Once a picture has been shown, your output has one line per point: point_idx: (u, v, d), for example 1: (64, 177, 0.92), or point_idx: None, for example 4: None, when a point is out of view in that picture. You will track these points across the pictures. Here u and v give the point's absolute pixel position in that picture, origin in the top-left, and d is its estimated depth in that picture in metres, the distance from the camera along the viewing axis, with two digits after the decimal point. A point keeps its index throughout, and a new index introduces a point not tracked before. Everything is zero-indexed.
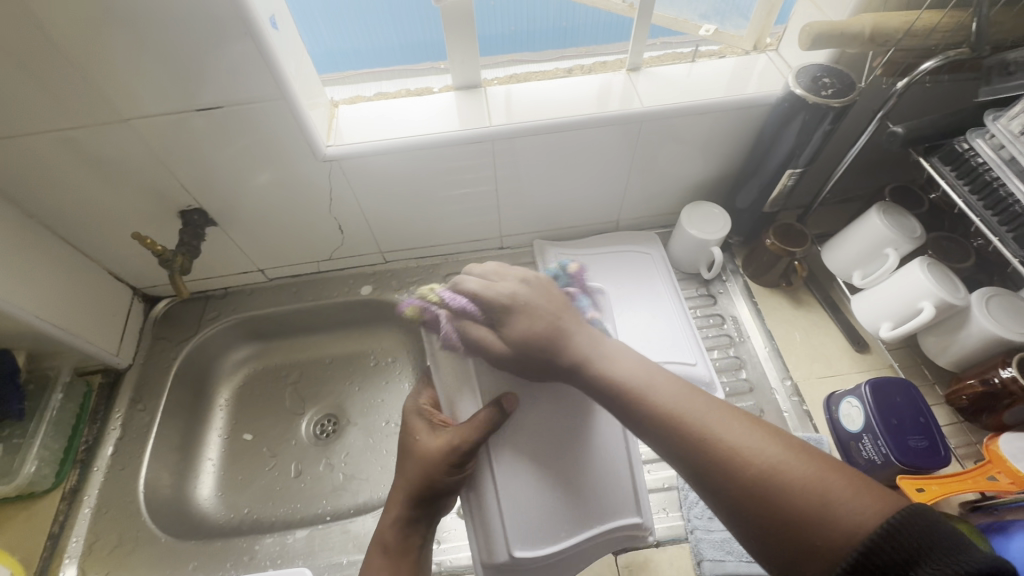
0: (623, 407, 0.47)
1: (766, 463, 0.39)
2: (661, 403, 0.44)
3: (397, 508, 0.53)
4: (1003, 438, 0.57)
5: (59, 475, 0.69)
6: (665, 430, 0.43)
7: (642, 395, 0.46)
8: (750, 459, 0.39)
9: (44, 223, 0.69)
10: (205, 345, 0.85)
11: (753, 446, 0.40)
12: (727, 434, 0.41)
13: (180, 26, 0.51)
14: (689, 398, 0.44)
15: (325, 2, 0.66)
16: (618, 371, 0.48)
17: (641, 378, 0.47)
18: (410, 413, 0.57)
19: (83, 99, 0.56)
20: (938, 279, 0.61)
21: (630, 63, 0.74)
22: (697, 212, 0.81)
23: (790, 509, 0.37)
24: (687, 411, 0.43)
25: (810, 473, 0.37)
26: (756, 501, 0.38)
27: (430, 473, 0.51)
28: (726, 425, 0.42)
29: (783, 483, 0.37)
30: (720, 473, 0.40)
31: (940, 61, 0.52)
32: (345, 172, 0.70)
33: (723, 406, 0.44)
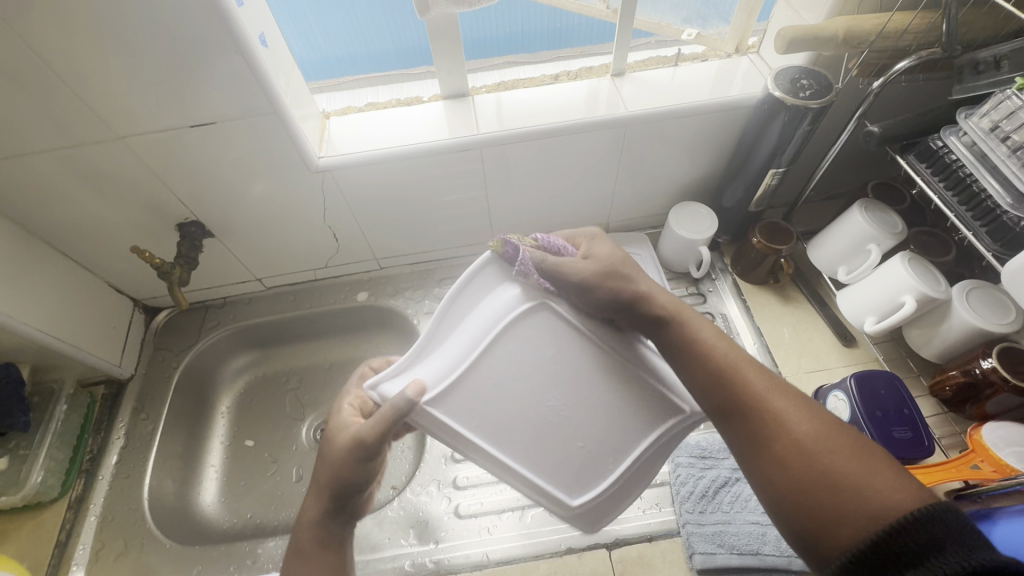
0: (681, 367, 0.48)
1: (810, 430, 0.39)
2: (721, 362, 0.45)
3: (312, 503, 0.49)
4: (986, 427, 0.58)
5: (65, 484, 0.70)
6: (717, 387, 0.45)
7: (700, 356, 0.47)
8: (793, 425, 0.40)
9: (45, 238, 0.71)
10: (205, 354, 0.87)
11: (800, 415, 0.40)
12: (775, 400, 0.41)
13: (173, 46, 0.53)
14: (747, 362, 0.45)
15: (320, 11, 0.68)
16: (690, 329, 0.48)
17: (710, 339, 0.47)
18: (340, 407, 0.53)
19: (79, 117, 0.58)
20: (919, 274, 0.62)
21: (614, 68, 0.75)
22: (684, 212, 0.82)
23: (827, 481, 0.37)
24: (740, 372, 0.44)
25: (853, 450, 0.37)
26: (791, 468, 0.38)
27: (342, 468, 0.48)
28: (775, 390, 0.42)
29: (821, 455, 0.37)
30: (762, 431, 0.41)
31: (913, 61, 0.54)
32: (337, 182, 0.72)
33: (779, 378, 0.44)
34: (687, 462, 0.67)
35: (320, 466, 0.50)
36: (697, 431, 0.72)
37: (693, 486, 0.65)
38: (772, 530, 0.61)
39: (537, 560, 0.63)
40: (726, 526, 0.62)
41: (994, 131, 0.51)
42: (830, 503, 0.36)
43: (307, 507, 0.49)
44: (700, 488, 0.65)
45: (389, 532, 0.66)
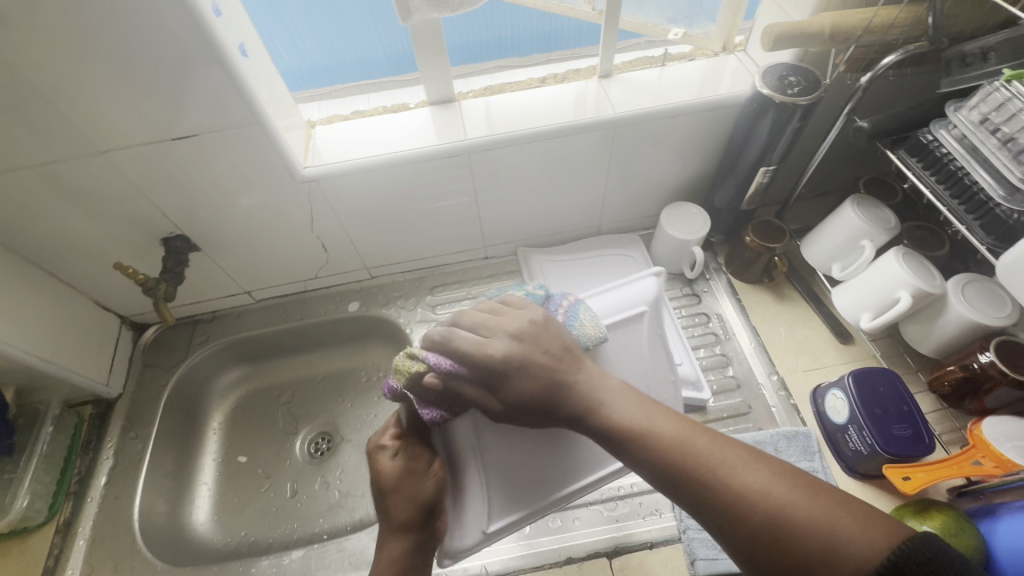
0: (621, 454, 0.42)
1: (778, 507, 0.35)
2: (670, 443, 0.40)
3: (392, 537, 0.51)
4: (987, 422, 0.57)
5: (52, 508, 0.69)
6: (670, 478, 0.39)
7: (640, 439, 0.41)
8: (761, 502, 0.36)
9: (27, 257, 0.69)
10: (194, 370, 0.85)
11: (764, 482, 0.36)
12: (735, 477, 0.37)
13: (149, 58, 0.52)
14: (692, 436, 0.40)
15: (310, 24, 0.68)
16: (612, 406, 0.43)
17: (635, 424, 0.41)
18: (371, 450, 0.54)
19: (56, 133, 0.56)
20: (914, 268, 0.62)
21: (601, 70, 0.75)
22: (676, 213, 0.81)
23: (809, 562, 0.33)
24: (693, 449, 0.39)
25: (815, 504, 0.35)
26: (774, 548, 0.35)
27: (410, 491, 0.51)
28: (733, 463, 0.38)
29: (801, 533, 0.34)
30: (730, 519, 0.36)
31: (901, 55, 0.53)
32: (324, 192, 0.71)
33: (727, 441, 0.39)
34: None
35: (384, 514, 0.52)
36: None
37: None
38: None
39: (537, 572, 0.62)
40: None
41: (984, 123, 0.50)
42: (810, 571, 0.33)
43: (385, 546, 0.51)
44: None
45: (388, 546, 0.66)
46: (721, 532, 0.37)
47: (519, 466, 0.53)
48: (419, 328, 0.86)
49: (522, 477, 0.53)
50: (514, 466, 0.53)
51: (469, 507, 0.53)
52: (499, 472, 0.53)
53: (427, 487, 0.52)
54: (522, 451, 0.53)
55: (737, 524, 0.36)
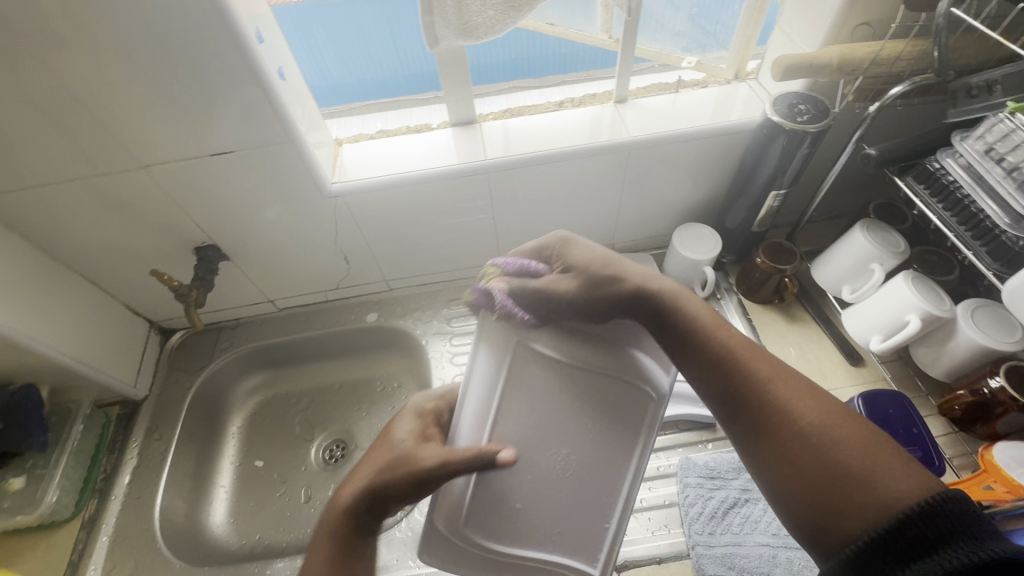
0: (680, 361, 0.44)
1: (819, 425, 0.39)
2: (730, 361, 0.43)
3: (346, 497, 0.44)
4: (998, 447, 0.58)
5: (78, 504, 0.71)
6: (719, 375, 0.43)
7: (704, 347, 0.44)
8: (803, 422, 0.39)
9: (68, 262, 0.73)
10: (216, 376, 0.88)
11: (812, 413, 0.39)
12: (787, 397, 0.40)
13: (195, 79, 0.56)
14: (761, 359, 0.43)
15: (331, 39, 0.71)
16: (692, 315, 0.45)
17: (705, 322, 0.45)
18: (409, 411, 0.48)
19: (106, 147, 0.61)
20: (923, 292, 0.63)
21: (616, 95, 0.78)
22: (688, 233, 0.83)
23: (840, 475, 0.37)
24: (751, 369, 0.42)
25: (858, 446, 0.38)
26: (804, 460, 0.38)
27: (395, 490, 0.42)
28: (787, 388, 0.41)
29: (835, 447, 0.38)
30: (769, 424, 0.40)
31: (908, 86, 0.56)
32: (349, 207, 0.74)
33: (789, 372, 0.42)
34: (695, 483, 0.67)
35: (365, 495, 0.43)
36: (705, 451, 0.72)
37: (702, 507, 0.65)
38: (782, 551, 0.60)
39: None
40: (735, 548, 0.61)
41: (989, 152, 0.52)
42: (834, 493, 0.37)
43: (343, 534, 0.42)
44: (710, 509, 0.65)
45: (397, 552, 0.67)
46: (762, 441, 0.40)
47: (563, 512, 0.46)
48: (435, 340, 0.88)
49: (565, 508, 0.46)
50: (554, 508, 0.46)
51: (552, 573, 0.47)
52: (546, 521, 0.46)
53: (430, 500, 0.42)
54: (556, 496, 0.45)
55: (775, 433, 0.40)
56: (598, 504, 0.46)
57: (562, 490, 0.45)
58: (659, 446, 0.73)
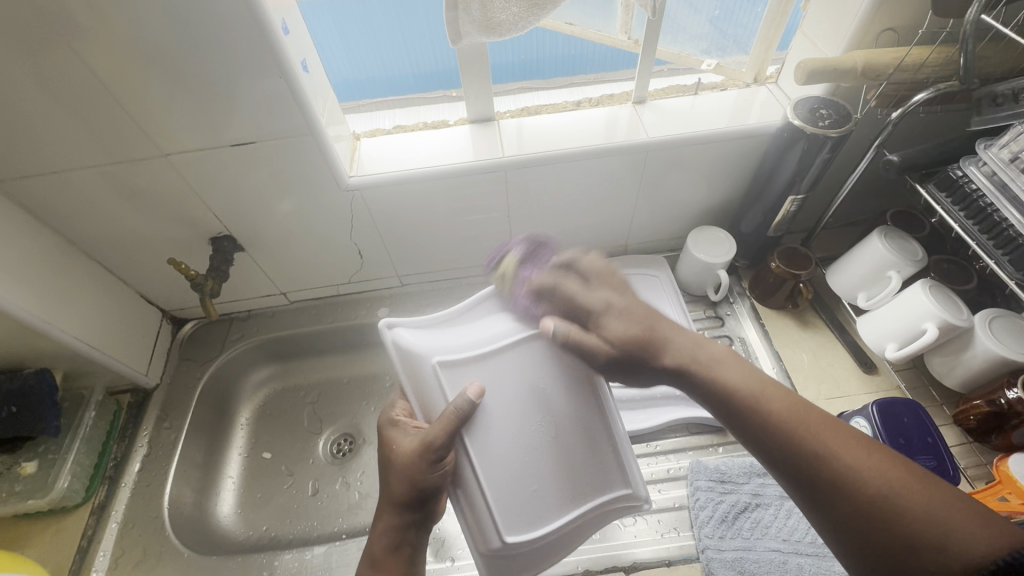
0: (734, 421, 0.46)
1: (878, 486, 0.39)
2: (777, 420, 0.43)
3: (383, 515, 0.52)
4: (1013, 459, 0.57)
5: (89, 490, 0.72)
6: (772, 438, 0.43)
7: (751, 406, 0.44)
8: (860, 483, 0.39)
9: (85, 248, 0.74)
10: (227, 366, 0.88)
11: (870, 469, 0.40)
12: (843, 454, 0.41)
13: (218, 68, 0.56)
14: (803, 412, 0.43)
15: (341, 31, 0.71)
16: (723, 374, 0.47)
17: (748, 389, 0.45)
18: (385, 425, 0.55)
19: (127, 134, 0.61)
20: (941, 301, 0.62)
21: (635, 96, 0.78)
22: (702, 236, 0.83)
23: (906, 537, 0.37)
24: (802, 427, 0.42)
25: (927, 505, 0.38)
26: (870, 520, 0.39)
27: (411, 476, 0.49)
28: (841, 444, 0.41)
29: (902, 510, 0.38)
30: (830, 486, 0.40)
31: (932, 93, 0.55)
32: (365, 201, 0.75)
33: (838, 425, 0.43)
34: (706, 486, 0.67)
35: (383, 485, 0.52)
36: (716, 454, 0.72)
37: (712, 511, 0.65)
38: (794, 558, 0.60)
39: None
40: (746, 553, 0.61)
41: (1014, 161, 0.52)
42: (910, 560, 0.37)
43: (381, 518, 0.52)
44: (720, 513, 0.64)
45: None
46: (821, 504, 0.41)
47: (567, 463, 0.51)
48: None
49: (581, 464, 0.52)
50: (569, 470, 0.51)
51: (602, 515, 0.52)
52: (570, 480, 0.51)
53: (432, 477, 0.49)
54: (562, 464, 0.51)
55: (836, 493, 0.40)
56: (599, 443, 0.52)
57: (567, 452, 0.52)
58: (669, 448, 0.72)
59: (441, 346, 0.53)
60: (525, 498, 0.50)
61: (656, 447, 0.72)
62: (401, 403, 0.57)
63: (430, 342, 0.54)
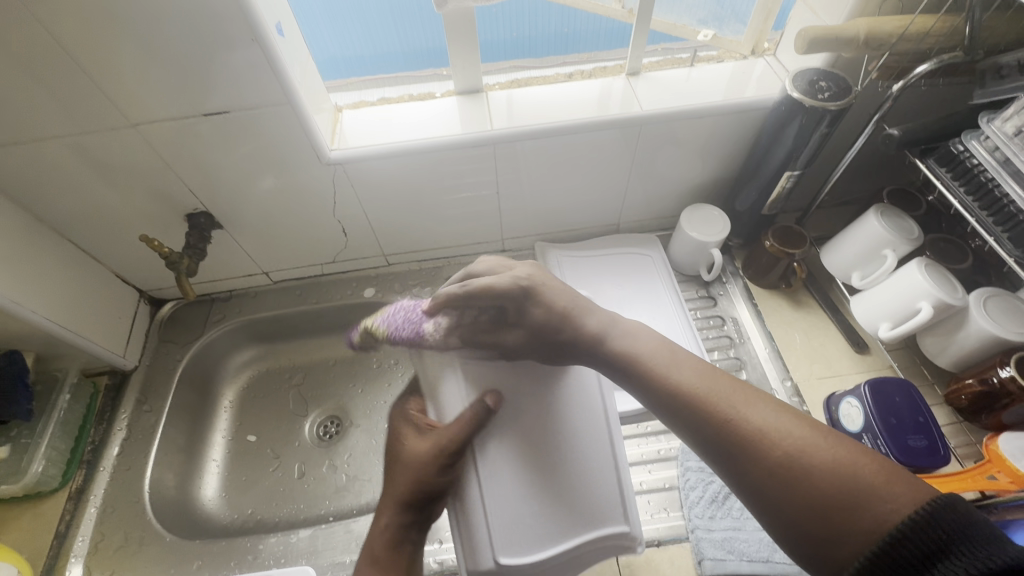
0: (648, 395, 0.47)
1: (794, 445, 0.39)
2: (693, 390, 0.44)
3: (383, 516, 0.51)
4: (1003, 438, 0.57)
5: (66, 475, 0.70)
6: (687, 410, 0.44)
7: (664, 378, 0.46)
8: (775, 442, 0.39)
9: (52, 224, 0.70)
10: (209, 348, 0.86)
11: (782, 429, 0.40)
12: (753, 415, 0.41)
13: (189, 33, 0.53)
14: (712, 380, 0.45)
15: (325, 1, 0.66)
16: (637, 350, 0.49)
17: (663, 361, 0.48)
18: (399, 423, 0.56)
19: (92, 103, 0.57)
20: (936, 280, 0.61)
21: (629, 67, 0.75)
22: (696, 214, 0.81)
23: (826, 497, 0.36)
24: (712, 393, 0.43)
25: (839, 461, 0.37)
26: (786, 483, 0.38)
27: (422, 473, 0.50)
28: (748, 404, 0.42)
29: (815, 467, 0.37)
30: (745, 452, 0.40)
31: (935, 64, 0.53)
32: (348, 175, 0.72)
33: (745, 387, 0.44)
34: (696, 466, 0.66)
35: (390, 484, 0.52)
36: None
37: (703, 491, 0.64)
38: None
39: None
40: (735, 533, 0.61)
41: (1018, 135, 0.50)
42: (831, 519, 0.35)
43: (381, 516, 0.51)
44: (711, 493, 0.64)
45: None
46: (737, 467, 0.40)
47: (577, 489, 0.52)
48: None
49: (588, 499, 0.52)
50: (576, 498, 0.52)
51: (604, 547, 0.52)
52: (573, 513, 0.51)
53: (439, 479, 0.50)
54: (573, 487, 0.52)
55: (754, 459, 0.39)
56: (608, 473, 0.53)
57: (574, 486, 0.52)
58: (660, 429, 0.72)
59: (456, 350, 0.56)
60: (528, 521, 0.50)
61: (647, 428, 0.72)
62: (416, 401, 0.58)
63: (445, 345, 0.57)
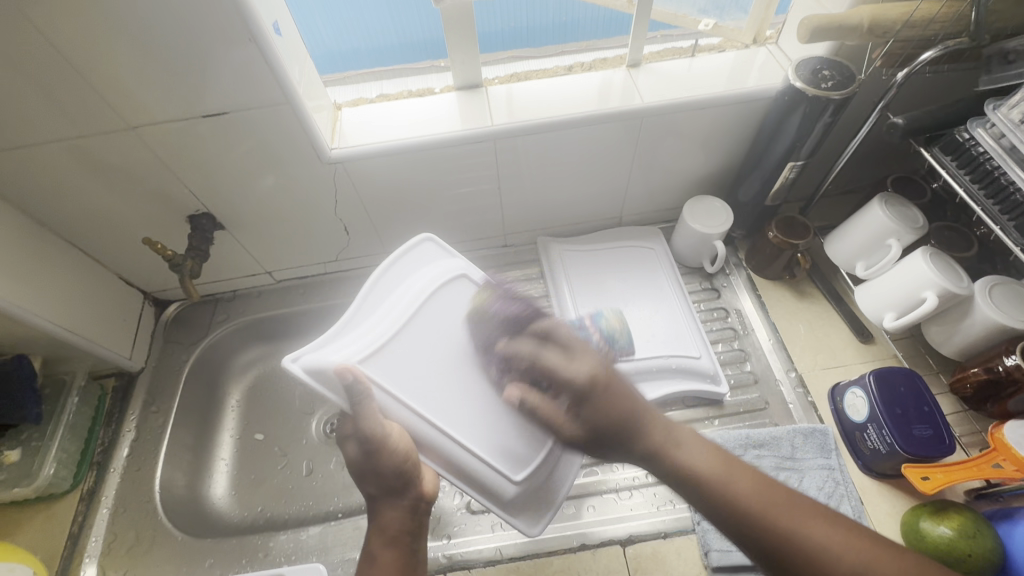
0: (695, 500, 0.45)
1: (859, 567, 0.38)
2: (749, 500, 0.42)
3: (386, 508, 0.50)
4: (1008, 425, 0.55)
5: (77, 476, 0.70)
6: (740, 526, 0.42)
7: (713, 486, 0.43)
8: (839, 563, 0.38)
9: (57, 229, 0.70)
10: (214, 348, 0.86)
11: (843, 545, 0.39)
12: (814, 532, 0.40)
13: (193, 39, 0.53)
14: (764, 487, 0.43)
15: None
16: (689, 456, 0.46)
17: (712, 468, 0.44)
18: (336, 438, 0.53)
19: (90, 106, 0.57)
20: (941, 268, 0.61)
21: (629, 59, 0.74)
22: (698, 206, 0.81)
23: None
24: (768, 506, 0.41)
25: None
26: None
27: (379, 463, 0.50)
28: (809, 520, 0.40)
29: None
30: (806, 573, 0.39)
31: (940, 50, 0.52)
32: (349, 174, 0.71)
33: (802, 497, 0.42)
34: None
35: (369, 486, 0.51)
36: (712, 427, 0.71)
37: None
38: None
39: (551, 556, 0.62)
40: None
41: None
42: None
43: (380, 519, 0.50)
44: None
45: None
46: None
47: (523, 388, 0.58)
48: None
49: None
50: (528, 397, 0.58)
51: None
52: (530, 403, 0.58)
53: (394, 458, 0.50)
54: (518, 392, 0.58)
55: None
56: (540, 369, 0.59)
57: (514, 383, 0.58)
58: None
59: (347, 351, 0.55)
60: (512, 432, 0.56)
61: None
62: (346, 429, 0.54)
63: (339, 354, 0.55)
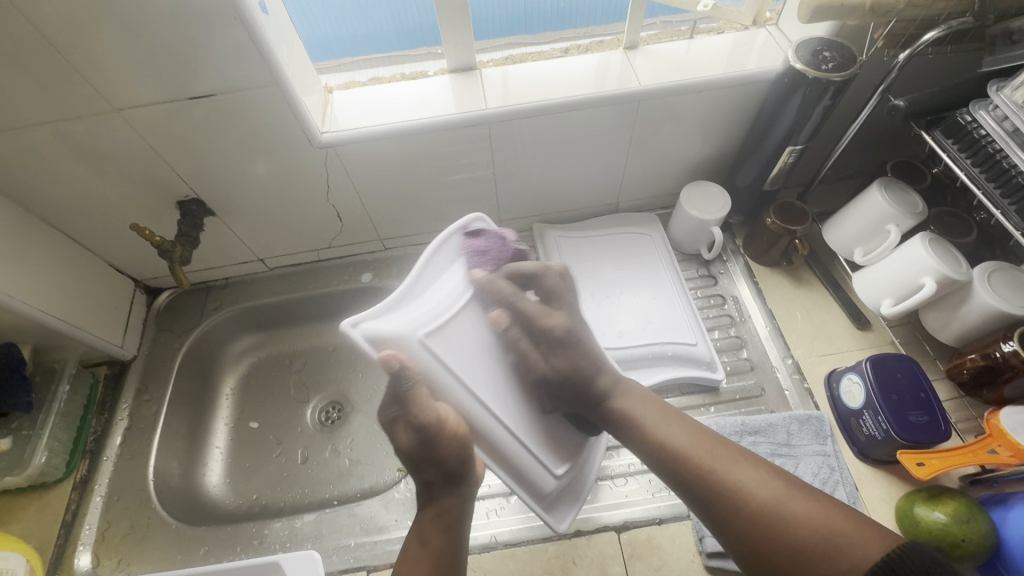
0: (640, 450, 0.52)
1: (764, 498, 0.43)
2: (680, 443, 0.49)
3: (444, 496, 0.52)
4: (1005, 412, 0.56)
5: (69, 465, 0.70)
6: (670, 463, 0.49)
7: (653, 436, 0.51)
8: (750, 494, 0.44)
9: (44, 216, 0.69)
10: (207, 337, 0.86)
11: (755, 482, 0.44)
12: (731, 470, 0.46)
13: (178, 18, 0.51)
14: (697, 435, 0.50)
15: None
16: (635, 409, 0.54)
17: (651, 418, 0.52)
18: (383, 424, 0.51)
19: (73, 88, 0.55)
20: (941, 254, 0.60)
21: (626, 41, 0.73)
22: (696, 192, 0.80)
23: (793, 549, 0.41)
24: (693, 448, 0.48)
25: (809, 513, 0.41)
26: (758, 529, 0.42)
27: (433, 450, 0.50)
28: (728, 460, 0.46)
29: (784, 519, 0.42)
30: (720, 506, 0.45)
31: (943, 31, 0.51)
32: (341, 158, 0.70)
33: (730, 444, 0.48)
34: None
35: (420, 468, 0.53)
36: (707, 414, 0.70)
37: None
38: None
39: (546, 543, 0.62)
40: None
41: None
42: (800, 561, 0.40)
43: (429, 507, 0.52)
44: None
45: (395, 513, 0.68)
46: (712, 514, 0.45)
47: None
48: None
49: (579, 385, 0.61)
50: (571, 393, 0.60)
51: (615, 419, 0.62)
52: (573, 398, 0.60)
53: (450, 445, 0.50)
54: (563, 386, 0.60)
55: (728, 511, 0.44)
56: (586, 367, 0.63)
57: None
58: None
59: (409, 320, 0.54)
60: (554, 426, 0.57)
61: None
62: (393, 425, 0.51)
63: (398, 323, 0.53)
